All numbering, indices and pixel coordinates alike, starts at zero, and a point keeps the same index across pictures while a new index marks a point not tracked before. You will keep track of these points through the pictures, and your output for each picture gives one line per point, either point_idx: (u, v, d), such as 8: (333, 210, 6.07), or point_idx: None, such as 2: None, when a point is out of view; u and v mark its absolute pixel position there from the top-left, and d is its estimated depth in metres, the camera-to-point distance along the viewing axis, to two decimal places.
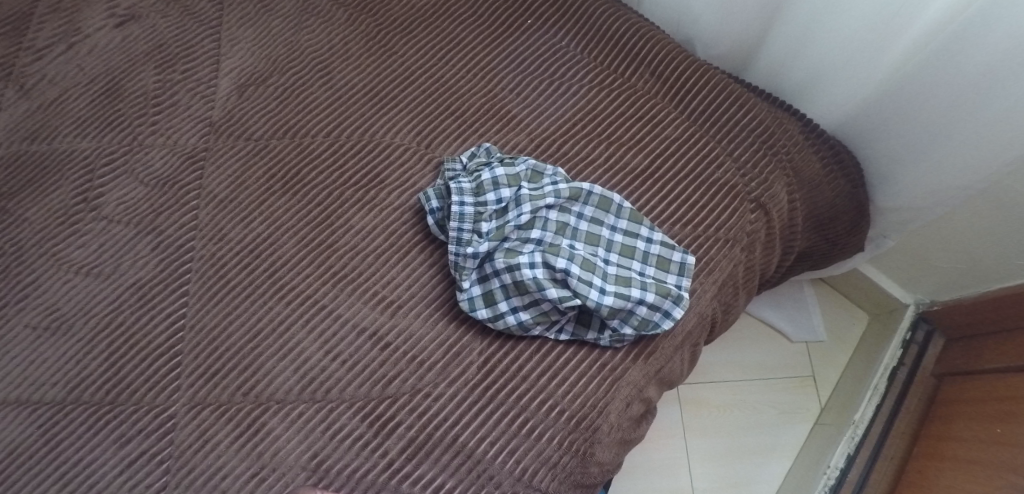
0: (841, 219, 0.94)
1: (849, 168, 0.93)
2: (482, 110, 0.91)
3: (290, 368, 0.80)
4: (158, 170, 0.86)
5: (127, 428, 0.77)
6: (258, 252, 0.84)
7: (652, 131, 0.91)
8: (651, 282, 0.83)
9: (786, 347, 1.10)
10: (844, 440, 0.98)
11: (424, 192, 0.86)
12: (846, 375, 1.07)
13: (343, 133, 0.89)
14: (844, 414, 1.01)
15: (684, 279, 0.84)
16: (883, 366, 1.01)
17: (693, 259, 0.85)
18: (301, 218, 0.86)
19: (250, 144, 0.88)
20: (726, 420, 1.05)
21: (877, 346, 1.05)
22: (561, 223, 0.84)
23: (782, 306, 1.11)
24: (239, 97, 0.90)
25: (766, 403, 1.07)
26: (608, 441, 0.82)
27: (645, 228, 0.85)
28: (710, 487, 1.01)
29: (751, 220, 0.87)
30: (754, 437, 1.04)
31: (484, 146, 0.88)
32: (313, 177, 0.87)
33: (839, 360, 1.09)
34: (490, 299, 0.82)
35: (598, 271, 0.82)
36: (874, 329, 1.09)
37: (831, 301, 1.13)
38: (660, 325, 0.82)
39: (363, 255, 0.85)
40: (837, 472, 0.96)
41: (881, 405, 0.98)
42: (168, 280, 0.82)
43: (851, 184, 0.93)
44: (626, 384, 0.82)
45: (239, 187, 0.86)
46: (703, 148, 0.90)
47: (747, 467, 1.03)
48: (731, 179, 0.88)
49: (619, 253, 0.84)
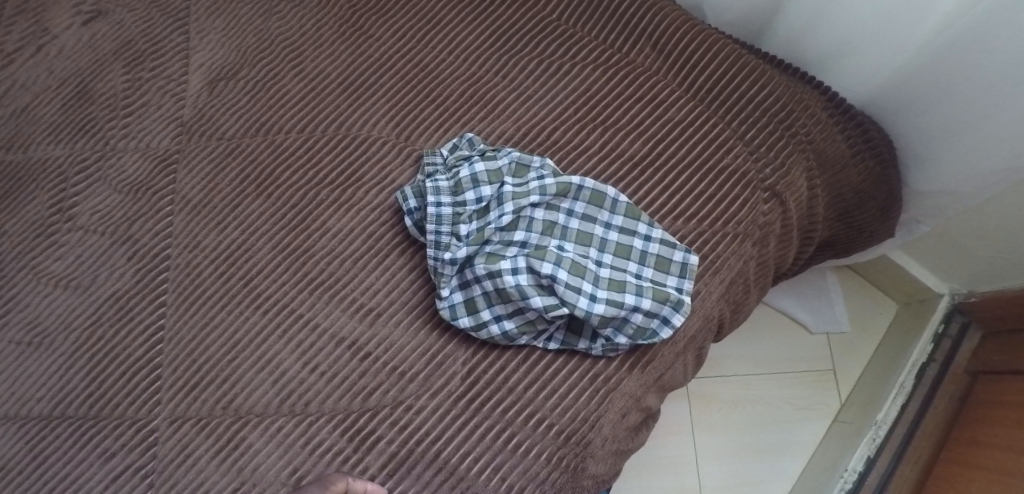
0: (870, 203, 0.85)
1: (880, 149, 0.83)
2: (464, 95, 0.85)
3: (268, 381, 0.77)
4: (131, 176, 0.84)
5: (111, 443, 0.76)
6: (234, 259, 0.80)
7: (652, 112, 0.83)
8: (648, 287, 0.76)
9: (807, 339, 1.03)
10: (864, 442, 0.92)
11: (402, 190, 0.80)
12: (871, 370, 0.99)
13: (319, 128, 0.85)
14: (866, 413, 0.95)
15: (686, 282, 0.77)
16: (912, 362, 0.93)
17: (696, 258, 0.77)
18: (277, 222, 0.81)
19: (223, 144, 0.84)
20: (739, 416, 1.00)
21: (906, 338, 0.97)
22: (548, 222, 0.77)
23: (803, 295, 1.03)
24: (210, 93, 0.86)
25: (782, 398, 1.01)
26: (601, 454, 0.76)
27: (643, 225, 0.78)
28: (720, 486, 0.97)
29: (765, 210, 0.79)
30: (769, 434, 0.99)
31: (466, 137, 0.82)
32: (287, 177, 0.83)
33: (863, 353, 1.02)
34: (472, 307, 0.76)
35: (589, 275, 0.75)
36: (905, 319, 1.00)
37: (857, 287, 1.05)
38: (658, 333, 0.76)
39: (340, 260, 0.80)
40: (855, 475, 0.90)
41: (906, 405, 0.91)
42: (145, 291, 0.80)
43: (881, 167, 0.83)
44: (621, 395, 0.76)
45: (213, 190, 0.83)
46: (709, 130, 0.81)
47: (760, 466, 0.98)
48: (743, 165, 0.80)
49: (613, 254, 0.77)
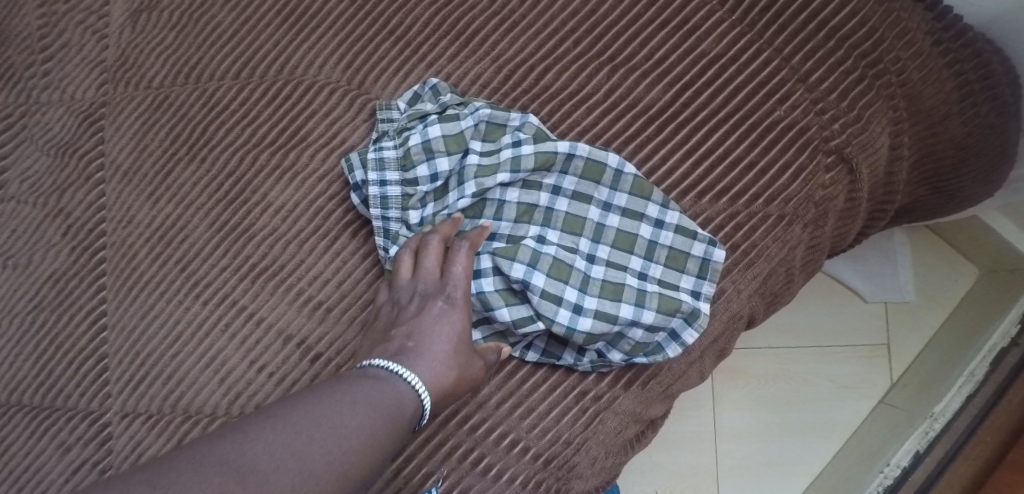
0: (968, 164, 0.68)
1: (999, 91, 0.64)
2: (430, 24, 0.68)
3: (213, 381, 0.66)
4: (57, 135, 0.74)
5: (68, 435, 0.68)
6: (170, 239, 0.69)
7: (674, 43, 0.63)
8: (653, 293, 0.59)
9: (861, 311, 0.89)
10: (914, 435, 0.79)
11: (347, 157, 0.66)
12: (934, 348, 0.85)
13: (257, 72, 0.70)
14: (922, 401, 0.81)
15: (706, 284, 0.60)
16: (989, 345, 0.78)
17: (722, 255, 0.60)
18: (214, 194, 0.69)
19: (150, 95, 0.72)
20: (768, 393, 0.89)
21: (986, 315, 0.82)
22: (526, 206, 0.60)
23: (863, 261, 0.87)
24: (134, 29, 0.74)
25: (822, 375, 0.88)
26: (589, 475, 0.64)
27: (655, 206, 0.60)
28: (738, 466, 0.88)
29: (826, 181, 0.62)
30: (803, 414, 0.87)
31: (430, 84, 0.65)
32: (221, 136, 0.69)
33: (928, 326, 0.87)
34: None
35: (575, 277, 0.59)
36: (991, 291, 0.83)
37: (932, 249, 0.88)
38: (663, 349, 0.61)
39: (283, 242, 0.67)
40: (898, 471, 0.78)
41: (974, 395, 0.77)
42: (83, 272, 0.71)
43: (997, 113, 0.65)
44: (613, 414, 0.63)
45: (142, 154, 0.71)
46: (760, 68, 0.62)
47: (787, 446, 0.87)
48: (801, 119, 0.62)
49: (611, 246, 0.60)
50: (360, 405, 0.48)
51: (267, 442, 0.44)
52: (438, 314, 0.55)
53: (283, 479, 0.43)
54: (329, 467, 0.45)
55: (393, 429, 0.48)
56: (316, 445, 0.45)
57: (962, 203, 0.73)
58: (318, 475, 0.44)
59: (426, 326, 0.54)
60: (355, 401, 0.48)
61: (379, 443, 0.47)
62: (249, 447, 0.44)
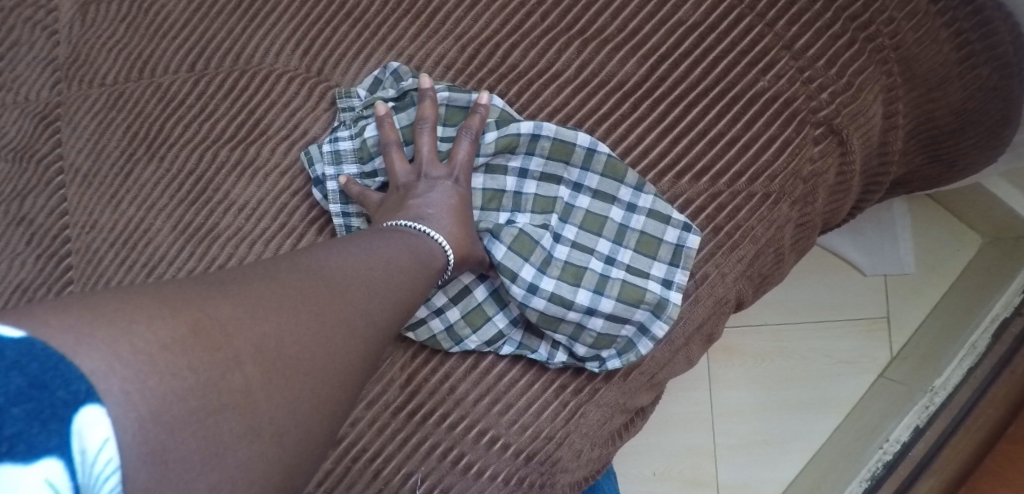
0: (966, 131, 0.64)
1: (1002, 49, 0.59)
2: (389, 4, 0.64)
3: None
4: (13, 139, 0.71)
5: None
6: (134, 243, 0.67)
7: (649, 12, 0.59)
8: (615, 281, 0.58)
9: (858, 283, 0.87)
10: (914, 409, 0.77)
11: (308, 148, 0.63)
12: (935, 320, 0.83)
13: (213, 64, 0.67)
14: (922, 375, 0.80)
15: (678, 272, 0.58)
16: (991, 316, 0.76)
17: (696, 240, 0.58)
18: (176, 194, 0.66)
19: (105, 92, 0.69)
20: (765, 371, 0.87)
21: (987, 286, 0.79)
22: (491, 192, 0.59)
23: (861, 233, 0.84)
24: (84, 23, 0.71)
25: (819, 351, 0.86)
26: (575, 469, 0.62)
27: (628, 189, 0.58)
28: (736, 445, 0.86)
29: (814, 156, 0.58)
30: (799, 390, 0.86)
31: (390, 68, 0.62)
32: (180, 133, 0.67)
33: (928, 297, 0.85)
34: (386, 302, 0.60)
35: (537, 255, 0.57)
36: (993, 263, 0.81)
37: (934, 217, 0.85)
38: (634, 346, 0.60)
39: (249, 242, 0.64)
40: (898, 447, 0.76)
41: (975, 368, 0.75)
42: (49, 281, 0.69)
43: (999, 75, 0.61)
44: (596, 407, 0.61)
45: (100, 155, 0.68)
46: (741, 35, 0.58)
47: (784, 423, 0.86)
48: (786, 88, 0.58)
49: (579, 227, 0.59)
50: (402, 250, 0.51)
51: (341, 259, 0.46)
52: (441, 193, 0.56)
53: (363, 288, 0.45)
54: (396, 290, 0.48)
55: (429, 276, 0.51)
56: (376, 268, 0.47)
57: (963, 170, 0.69)
58: (383, 292, 0.47)
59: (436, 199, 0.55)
60: (399, 247, 0.51)
61: (418, 280, 0.50)
62: (325, 260, 0.46)
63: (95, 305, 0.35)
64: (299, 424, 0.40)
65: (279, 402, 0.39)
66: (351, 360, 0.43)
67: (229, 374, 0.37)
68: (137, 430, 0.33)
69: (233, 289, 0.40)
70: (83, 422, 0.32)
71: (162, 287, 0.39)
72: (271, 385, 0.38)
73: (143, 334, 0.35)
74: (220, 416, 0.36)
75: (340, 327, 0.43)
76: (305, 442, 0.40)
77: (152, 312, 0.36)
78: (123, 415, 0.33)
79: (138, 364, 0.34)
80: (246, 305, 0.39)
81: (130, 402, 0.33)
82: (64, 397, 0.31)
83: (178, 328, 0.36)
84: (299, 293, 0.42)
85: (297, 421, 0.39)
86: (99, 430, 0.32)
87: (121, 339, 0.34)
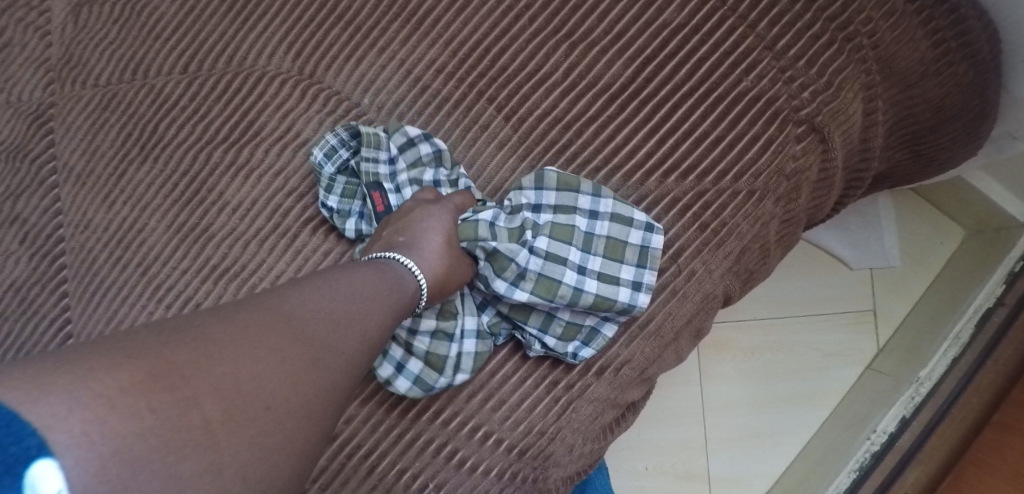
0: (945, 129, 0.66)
1: (979, 47, 0.61)
2: (380, 7, 0.66)
3: None
4: (5, 138, 0.71)
5: None
6: (128, 243, 0.67)
7: (633, 15, 0.61)
8: (588, 293, 0.58)
9: (844, 276, 0.89)
10: (900, 400, 0.78)
11: (316, 157, 0.63)
12: (919, 314, 0.85)
13: (206, 66, 0.68)
14: (908, 366, 0.81)
15: (646, 272, 0.59)
16: (973, 308, 0.77)
17: (659, 240, 0.59)
18: (169, 194, 0.67)
19: (98, 93, 0.70)
20: (754, 364, 0.88)
21: (969, 278, 0.81)
22: (471, 223, 0.60)
23: (846, 227, 0.86)
24: (77, 23, 0.71)
25: (807, 344, 0.88)
26: (567, 463, 0.63)
27: (586, 196, 0.60)
28: (726, 438, 0.88)
29: (797, 153, 0.59)
30: (789, 384, 0.88)
31: (434, 147, 0.63)
32: (173, 134, 0.68)
33: (914, 291, 0.87)
34: (401, 357, 0.60)
35: (511, 270, 0.59)
36: (973, 254, 0.83)
37: (916, 211, 0.88)
38: (598, 332, 0.61)
39: (243, 242, 0.65)
40: (884, 438, 0.77)
41: (959, 357, 0.75)
42: (42, 281, 0.69)
43: (976, 71, 0.62)
44: (587, 402, 0.62)
45: (94, 155, 0.69)
46: (724, 37, 0.59)
47: (774, 417, 0.87)
48: (769, 88, 0.59)
49: (551, 238, 0.59)
50: (369, 279, 0.52)
51: (314, 293, 0.48)
52: (424, 228, 0.58)
53: (332, 324, 0.47)
54: (368, 323, 0.49)
55: (398, 299, 0.53)
56: (341, 299, 0.49)
57: (945, 164, 0.71)
58: (346, 322, 0.48)
59: (415, 225, 0.58)
60: (367, 276, 0.52)
61: (386, 306, 0.51)
62: (289, 294, 0.47)
63: (61, 359, 0.37)
64: (266, 460, 0.41)
65: (240, 440, 0.40)
66: (320, 392, 0.44)
67: (186, 415, 0.38)
68: (97, 471, 0.35)
69: (194, 334, 0.42)
70: (40, 473, 0.33)
71: (128, 335, 0.40)
72: (233, 423, 0.40)
73: (101, 384, 0.37)
74: (180, 457, 0.38)
75: (301, 360, 0.44)
76: (275, 476, 0.41)
77: (112, 362, 0.38)
78: (79, 464, 0.34)
79: (94, 413, 0.36)
80: (204, 348, 0.41)
81: (89, 448, 0.35)
82: (16, 454, 0.33)
83: (138, 373, 0.38)
84: (260, 329, 0.43)
85: (261, 455, 0.41)
86: (52, 484, 0.33)
87: (77, 390, 0.36)
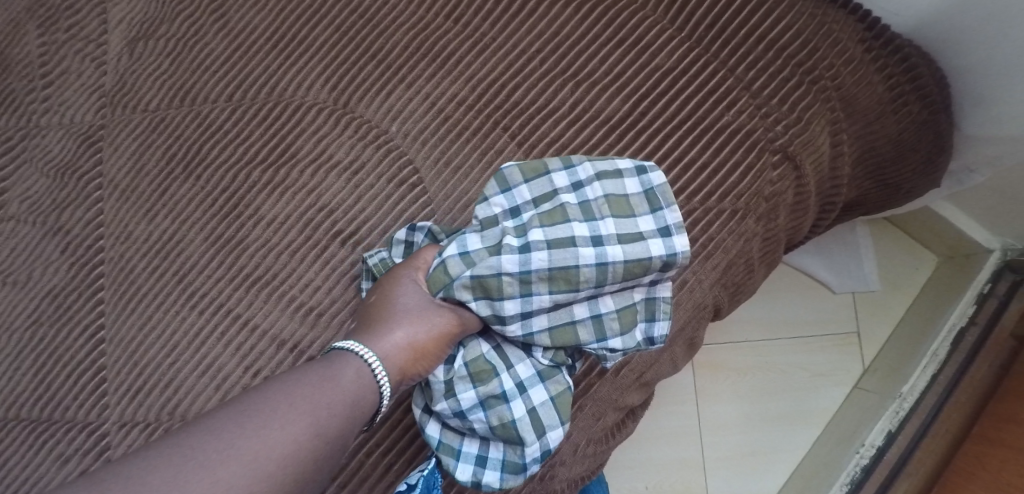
0: (903, 163, 0.76)
1: (928, 91, 0.72)
2: (410, 48, 0.74)
3: (211, 386, 0.69)
4: (56, 156, 0.77)
5: (76, 440, 0.71)
6: (166, 253, 0.73)
7: (631, 59, 0.70)
8: (616, 264, 0.60)
9: (827, 299, 0.99)
10: (885, 415, 0.87)
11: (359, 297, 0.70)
12: (899, 336, 0.94)
13: (248, 95, 0.75)
14: (889, 384, 0.90)
15: (667, 211, 0.62)
16: (948, 327, 0.87)
17: (657, 175, 0.62)
18: (208, 209, 0.73)
19: (147, 117, 0.76)
20: (747, 384, 0.97)
21: (942, 301, 0.91)
22: (442, 269, 0.63)
23: (829, 254, 0.97)
24: (131, 55, 0.79)
25: (797, 365, 0.97)
26: (573, 461, 0.68)
27: (560, 173, 0.62)
28: (723, 455, 0.95)
29: (772, 179, 0.68)
30: (783, 402, 0.96)
31: (424, 231, 0.68)
32: (216, 155, 0.74)
33: (893, 313, 0.97)
34: (481, 450, 0.64)
35: (510, 287, 0.61)
36: (944, 277, 0.94)
37: (890, 239, 0.98)
38: (654, 300, 0.64)
39: (276, 252, 0.71)
40: (873, 450, 0.86)
41: (937, 375, 0.86)
42: (81, 288, 0.74)
43: (928, 111, 0.72)
44: (592, 402, 0.67)
45: (139, 173, 0.75)
46: (707, 79, 0.68)
47: (769, 434, 0.95)
48: (748, 123, 0.68)
49: (541, 227, 0.60)
50: (300, 388, 0.55)
51: (237, 416, 0.53)
52: (385, 302, 0.63)
53: (225, 451, 0.50)
54: (268, 440, 0.52)
55: (324, 406, 0.55)
56: (254, 419, 0.53)
57: (908, 192, 0.80)
58: (249, 444, 0.51)
59: (378, 302, 0.64)
60: (299, 385, 0.56)
61: (304, 420, 0.54)
62: (215, 419, 0.53)
63: None
64: None
65: None
66: None
67: None
68: None
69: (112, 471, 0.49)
70: None
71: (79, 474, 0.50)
72: None
73: None
74: None
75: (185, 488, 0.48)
76: None
77: None
78: None
79: None
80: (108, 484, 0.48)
81: None
82: None
83: None
84: (160, 462, 0.49)
85: None
86: None
87: None
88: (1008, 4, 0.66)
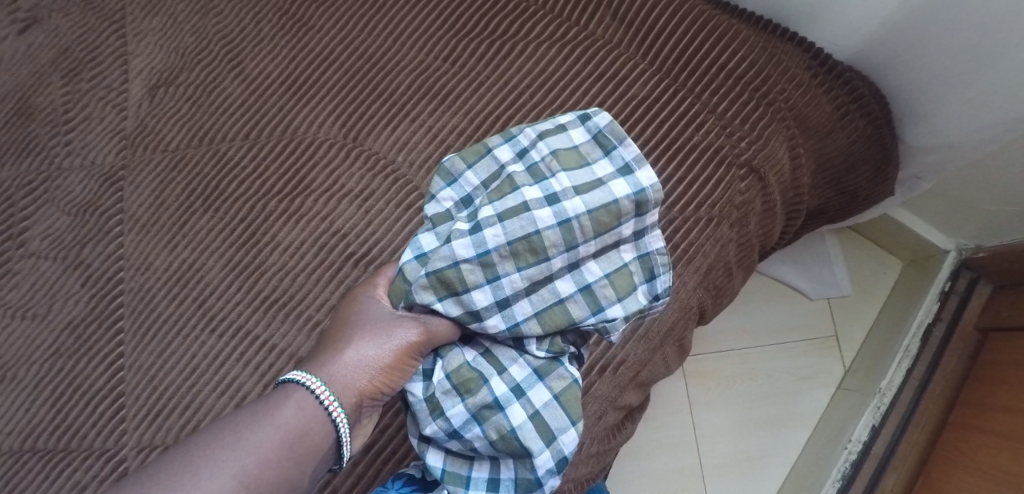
0: (856, 175, 0.85)
1: (871, 109, 0.82)
2: (413, 86, 0.81)
3: (230, 404, 0.72)
4: (78, 196, 0.82)
5: (94, 466, 0.73)
6: (186, 281, 0.77)
7: (610, 90, 0.78)
8: (578, 218, 0.62)
9: (804, 305, 1.08)
10: (868, 411, 0.95)
11: None
12: (873, 337, 1.04)
13: (263, 134, 0.81)
14: (869, 381, 0.99)
15: (621, 150, 0.65)
16: (917, 323, 0.96)
17: (600, 113, 0.66)
18: (226, 238, 0.78)
19: (166, 156, 0.82)
20: (738, 392, 1.05)
21: (909, 301, 1.01)
22: (402, 277, 0.64)
23: (803, 261, 1.07)
24: (151, 101, 0.85)
25: (783, 370, 1.05)
26: (580, 458, 0.72)
27: (501, 147, 0.66)
28: (718, 462, 1.02)
29: (741, 189, 0.75)
30: (773, 406, 1.04)
31: None
32: (234, 189, 0.79)
33: (866, 316, 1.07)
34: (492, 471, 0.65)
35: (475, 274, 0.63)
36: (909, 279, 1.04)
37: (857, 248, 1.09)
38: (644, 256, 0.66)
39: (292, 275, 0.75)
40: (860, 446, 0.94)
41: (911, 369, 0.94)
42: (101, 318, 0.78)
43: (873, 126, 0.83)
44: (593, 400, 0.72)
45: (160, 208, 0.80)
46: (678, 105, 0.77)
47: (761, 438, 1.03)
48: (716, 142, 0.76)
49: (490, 203, 0.63)
50: (251, 430, 0.57)
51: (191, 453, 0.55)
52: (343, 324, 0.64)
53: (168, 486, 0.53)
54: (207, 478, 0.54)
55: (267, 452, 0.56)
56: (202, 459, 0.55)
57: (864, 200, 0.90)
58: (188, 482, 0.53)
59: (336, 326, 0.65)
60: (252, 426, 0.57)
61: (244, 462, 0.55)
62: (176, 454, 0.56)
63: None
64: None
65: None
66: None
67: None
68: None
69: None
70: None
71: None
72: None
73: None
74: None
75: None
76: None
77: None
78: None
79: None
80: None
81: None
82: None
83: None
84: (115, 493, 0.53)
85: None
86: None
87: None
88: (932, 32, 0.76)
